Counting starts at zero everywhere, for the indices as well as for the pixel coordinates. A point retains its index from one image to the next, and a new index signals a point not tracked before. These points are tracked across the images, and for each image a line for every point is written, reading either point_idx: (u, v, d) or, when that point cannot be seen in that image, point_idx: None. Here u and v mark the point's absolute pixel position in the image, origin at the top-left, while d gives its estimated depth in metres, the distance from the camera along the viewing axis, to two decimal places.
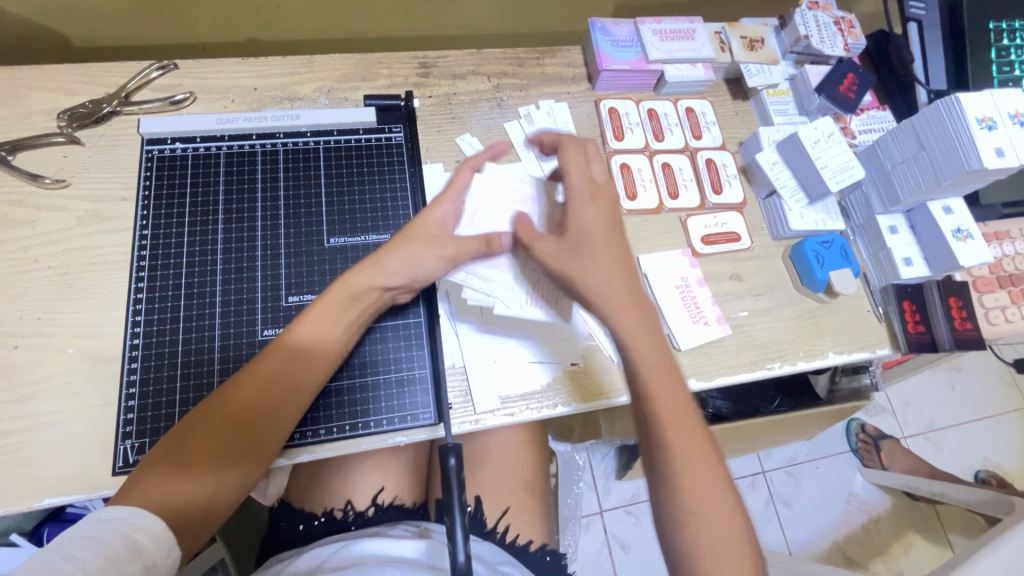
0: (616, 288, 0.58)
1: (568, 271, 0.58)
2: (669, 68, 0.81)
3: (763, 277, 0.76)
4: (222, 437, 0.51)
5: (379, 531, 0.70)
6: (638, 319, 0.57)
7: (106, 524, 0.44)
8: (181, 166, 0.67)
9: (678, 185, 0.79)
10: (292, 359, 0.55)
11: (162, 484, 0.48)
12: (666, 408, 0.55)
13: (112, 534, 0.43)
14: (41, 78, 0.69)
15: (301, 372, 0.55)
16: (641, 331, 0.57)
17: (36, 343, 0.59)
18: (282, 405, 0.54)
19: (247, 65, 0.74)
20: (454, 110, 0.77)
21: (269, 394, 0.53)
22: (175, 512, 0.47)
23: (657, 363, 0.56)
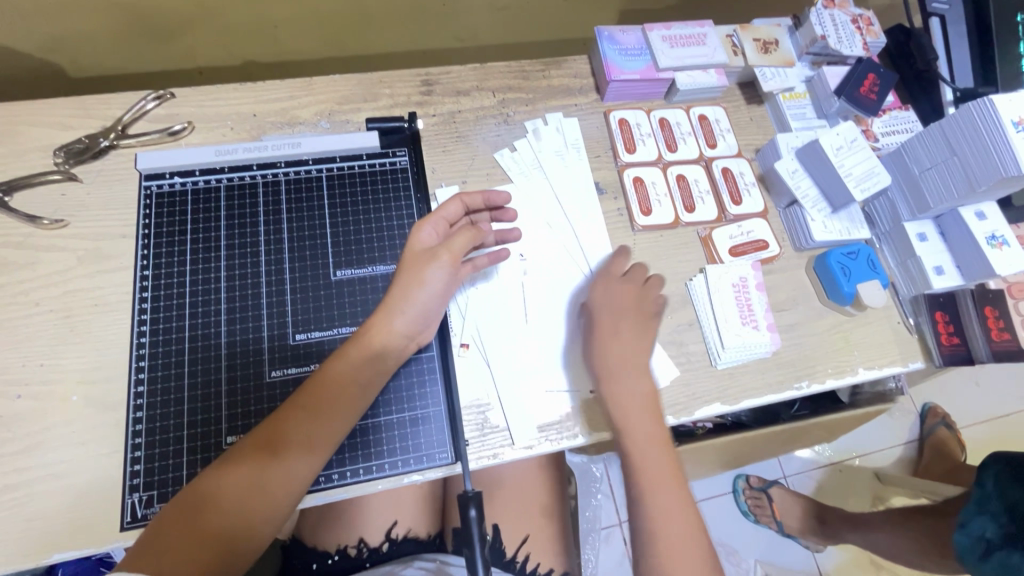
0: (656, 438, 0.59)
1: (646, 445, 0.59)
2: (681, 75, 0.78)
3: (787, 291, 0.73)
4: (259, 453, 0.50)
5: (389, 573, 0.70)
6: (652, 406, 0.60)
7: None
8: (182, 200, 0.65)
9: (693, 198, 0.76)
10: (332, 384, 0.54)
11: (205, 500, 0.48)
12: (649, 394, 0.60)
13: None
14: (36, 114, 0.68)
15: (338, 396, 0.54)
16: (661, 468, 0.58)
17: (40, 392, 0.57)
18: (319, 432, 0.52)
19: (246, 90, 0.72)
20: (459, 128, 0.75)
21: (305, 416, 0.52)
22: (205, 531, 0.47)
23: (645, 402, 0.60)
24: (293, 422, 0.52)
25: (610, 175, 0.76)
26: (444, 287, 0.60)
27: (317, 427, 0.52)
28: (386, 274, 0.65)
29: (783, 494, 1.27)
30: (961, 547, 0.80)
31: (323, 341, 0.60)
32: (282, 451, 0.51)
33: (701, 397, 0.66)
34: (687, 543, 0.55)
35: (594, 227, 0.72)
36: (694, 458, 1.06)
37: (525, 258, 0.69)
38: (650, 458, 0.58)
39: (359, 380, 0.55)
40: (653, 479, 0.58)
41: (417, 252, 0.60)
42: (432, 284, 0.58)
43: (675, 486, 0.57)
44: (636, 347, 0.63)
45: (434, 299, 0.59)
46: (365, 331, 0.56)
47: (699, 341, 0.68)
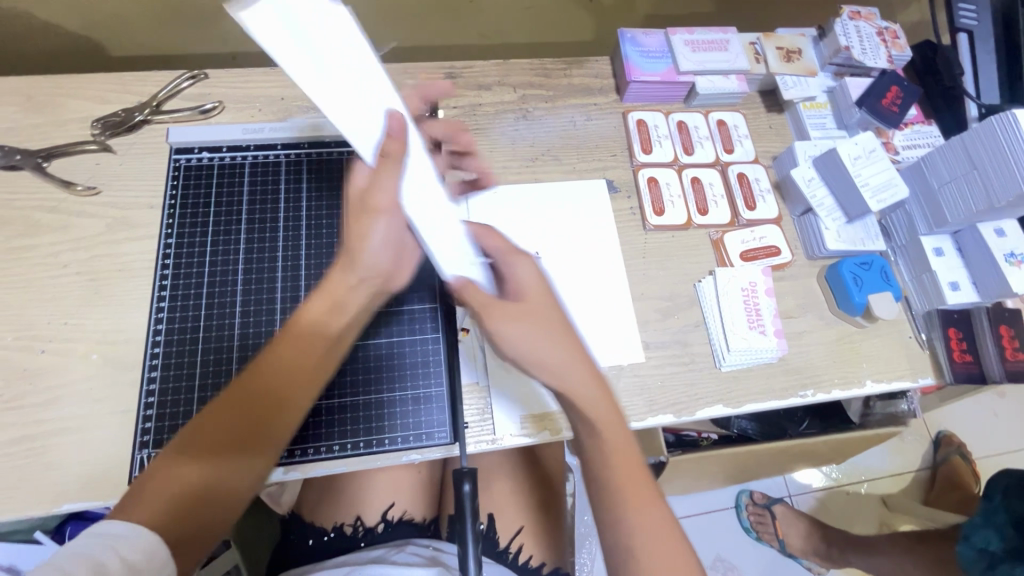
0: (612, 432, 0.51)
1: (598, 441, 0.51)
2: (701, 79, 0.78)
3: (796, 299, 0.72)
4: (225, 436, 0.46)
5: (380, 558, 0.69)
6: (601, 390, 0.52)
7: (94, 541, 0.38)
8: (208, 174, 0.67)
9: (707, 201, 0.76)
10: (293, 345, 0.50)
11: (166, 482, 0.43)
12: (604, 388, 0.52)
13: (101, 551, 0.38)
14: (78, 87, 0.71)
15: (303, 358, 0.50)
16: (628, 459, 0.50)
17: (63, 348, 0.60)
18: (286, 393, 0.49)
19: (276, 74, 0.75)
20: (479, 121, 0.76)
21: (270, 379, 0.49)
22: (176, 510, 0.42)
23: (591, 392, 0.52)
24: (254, 387, 0.48)
25: (625, 175, 0.77)
26: (388, 236, 0.48)
27: (282, 391, 0.49)
28: None
29: (787, 512, 1.25)
30: (965, 561, 0.89)
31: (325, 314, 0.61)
32: (250, 419, 0.47)
33: (703, 398, 0.66)
34: (667, 547, 0.48)
35: (604, 224, 0.73)
36: (695, 468, 1.04)
37: (538, 251, 0.70)
38: (618, 462, 0.50)
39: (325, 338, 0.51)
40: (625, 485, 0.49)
41: (354, 201, 0.46)
42: (378, 234, 0.47)
43: (650, 490, 0.50)
44: (555, 343, 0.51)
45: (391, 248, 0.50)
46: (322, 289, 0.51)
47: (704, 342, 0.68)
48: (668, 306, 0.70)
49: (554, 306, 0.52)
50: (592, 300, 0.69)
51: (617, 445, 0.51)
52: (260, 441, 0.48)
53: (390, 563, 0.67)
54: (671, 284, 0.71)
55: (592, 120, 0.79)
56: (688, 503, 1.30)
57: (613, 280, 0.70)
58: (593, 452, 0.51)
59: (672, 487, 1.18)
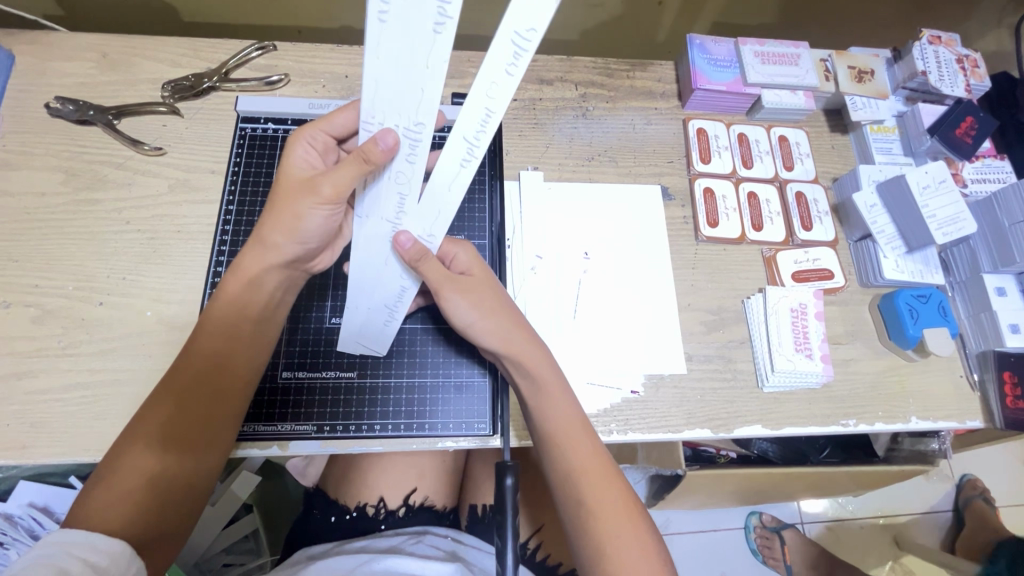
0: (569, 429, 0.54)
1: (562, 452, 0.53)
2: (767, 92, 0.76)
3: (845, 325, 0.71)
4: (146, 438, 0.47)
5: (399, 546, 0.69)
6: (559, 395, 0.54)
7: (37, 548, 0.39)
8: (271, 146, 0.68)
9: (763, 217, 0.74)
10: (207, 345, 0.51)
11: (122, 480, 0.45)
12: (569, 404, 0.55)
13: (64, 557, 0.39)
14: (151, 48, 0.73)
15: (225, 357, 0.51)
16: (593, 464, 0.53)
17: (119, 302, 0.61)
18: (229, 386, 0.51)
19: (342, 52, 0.75)
20: (538, 115, 0.76)
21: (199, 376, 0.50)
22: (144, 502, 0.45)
23: (552, 394, 0.54)
24: (185, 390, 0.49)
25: (680, 183, 0.75)
26: (325, 226, 0.50)
27: (228, 391, 0.51)
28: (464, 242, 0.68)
29: (796, 537, 1.22)
30: None
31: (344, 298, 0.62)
32: (196, 416, 0.49)
33: (743, 416, 0.65)
34: (625, 523, 0.50)
35: (654, 231, 0.72)
36: (711, 486, 1.00)
37: (586, 252, 0.70)
38: (584, 474, 0.52)
39: (236, 334, 0.52)
40: (591, 493, 0.51)
41: (286, 192, 0.49)
42: (318, 220, 0.49)
43: (623, 502, 0.51)
44: (493, 312, 0.54)
45: (314, 235, 0.51)
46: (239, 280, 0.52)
47: (749, 360, 0.67)
48: (713, 319, 0.69)
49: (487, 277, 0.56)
50: (637, 306, 0.68)
51: (563, 424, 0.54)
52: (212, 434, 0.49)
53: (408, 553, 0.67)
54: (718, 298, 0.70)
55: (652, 124, 0.78)
56: (697, 519, 1.28)
57: (659, 289, 0.69)
58: (558, 463, 0.53)
59: (685, 501, 1.17)
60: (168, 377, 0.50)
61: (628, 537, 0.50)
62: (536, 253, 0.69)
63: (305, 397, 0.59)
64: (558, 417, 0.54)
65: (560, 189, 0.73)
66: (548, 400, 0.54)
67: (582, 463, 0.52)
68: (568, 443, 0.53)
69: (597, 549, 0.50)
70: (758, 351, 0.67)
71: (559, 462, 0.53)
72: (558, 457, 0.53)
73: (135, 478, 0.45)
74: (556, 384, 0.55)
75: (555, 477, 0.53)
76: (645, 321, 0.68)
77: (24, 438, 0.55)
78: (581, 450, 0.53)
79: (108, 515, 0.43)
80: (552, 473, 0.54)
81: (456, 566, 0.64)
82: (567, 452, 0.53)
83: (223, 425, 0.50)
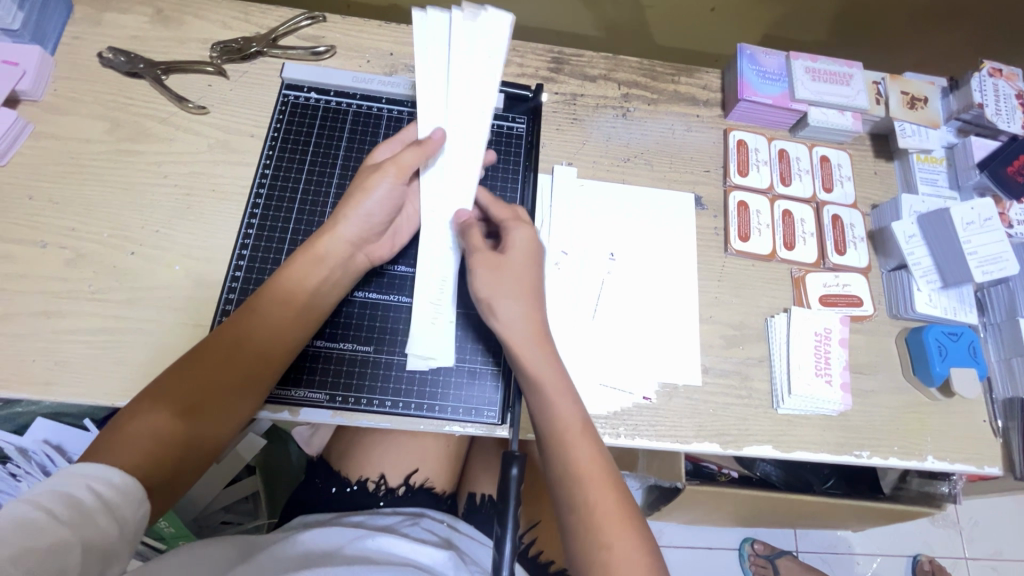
0: (572, 424, 0.53)
1: (560, 449, 0.53)
2: (814, 110, 0.75)
3: (870, 355, 0.69)
4: (172, 402, 0.48)
5: (394, 526, 0.69)
6: (562, 390, 0.54)
7: (53, 474, 0.41)
8: (312, 116, 0.69)
9: (796, 236, 0.73)
10: (267, 305, 0.54)
11: (144, 427, 0.47)
12: (574, 404, 0.54)
13: (76, 487, 0.41)
14: (204, 9, 0.74)
15: (281, 321, 0.54)
16: (592, 464, 0.52)
17: (150, 254, 0.62)
18: (277, 352, 0.54)
19: (389, 30, 0.75)
20: (577, 111, 0.76)
21: (253, 335, 0.53)
22: (172, 453, 0.47)
23: (557, 389, 0.54)
24: (224, 357, 0.51)
25: (715, 193, 0.74)
26: (388, 201, 0.58)
27: (258, 370, 0.53)
28: None
29: (791, 566, 1.20)
30: None
31: (371, 276, 0.63)
32: (240, 373, 0.52)
33: (754, 435, 0.64)
34: (619, 530, 0.50)
35: (682, 239, 0.71)
36: (711, 504, 0.99)
37: (612, 253, 0.69)
38: (583, 472, 0.52)
39: (298, 303, 0.55)
40: (588, 491, 0.51)
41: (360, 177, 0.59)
42: (378, 197, 0.57)
43: (619, 505, 0.51)
44: (515, 296, 0.55)
45: (378, 212, 0.58)
46: (309, 248, 0.56)
47: (765, 380, 0.66)
48: (734, 335, 0.68)
49: (514, 265, 0.56)
50: (658, 312, 0.67)
51: (565, 423, 0.53)
52: (233, 406, 0.51)
53: (402, 534, 0.67)
54: (742, 314, 0.69)
55: (691, 131, 0.77)
56: (690, 535, 1.27)
57: (681, 298, 0.68)
58: (556, 460, 0.53)
59: (680, 515, 1.16)
60: (215, 337, 0.52)
61: (623, 540, 0.49)
62: (561, 248, 0.68)
63: (320, 365, 0.60)
64: (561, 412, 0.53)
65: (593, 187, 0.72)
66: (553, 392, 0.54)
67: (580, 461, 0.52)
68: (567, 441, 0.53)
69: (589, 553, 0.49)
70: (778, 371, 0.66)
71: (557, 459, 0.53)
72: (556, 455, 0.53)
73: (163, 426, 0.47)
74: (560, 379, 0.55)
75: (555, 476, 0.53)
76: (665, 329, 0.67)
77: (49, 376, 0.57)
78: (583, 447, 0.53)
79: (118, 461, 0.45)
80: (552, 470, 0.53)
81: (449, 553, 0.64)
82: (566, 449, 0.52)
83: (267, 384, 0.54)
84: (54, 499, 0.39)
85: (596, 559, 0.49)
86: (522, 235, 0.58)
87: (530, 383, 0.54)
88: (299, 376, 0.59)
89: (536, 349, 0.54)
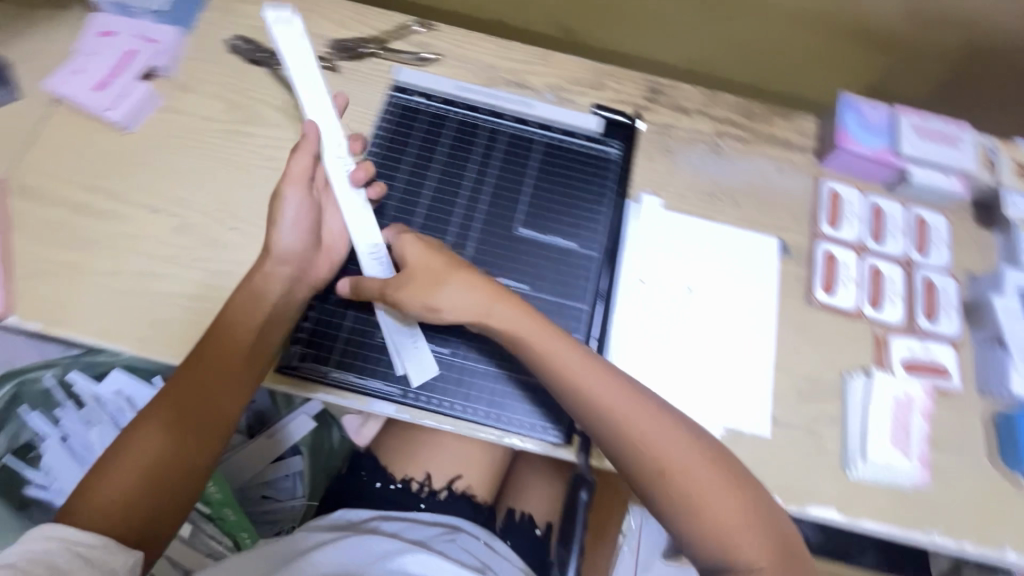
0: (631, 416, 0.55)
1: (628, 443, 0.54)
2: (918, 169, 0.73)
3: (952, 431, 0.65)
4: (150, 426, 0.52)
5: (432, 542, 0.69)
6: (606, 384, 0.56)
7: (23, 541, 0.44)
8: (416, 119, 0.71)
9: (883, 294, 0.70)
10: (223, 325, 0.56)
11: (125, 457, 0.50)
12: (618, 394, 0.55)
13: (55, 551, 0.44)
14: (325, 7, 0.78)
15: (241, 331, 0.56)
16: (665, 437, 0.54)
17: (249, 232, 0.66)
18: (237, 366, 0.56)
19: (494, 44, 0.78)
20: (668, 142, 0.75)
21: (216, 353, 0.55)
22: (170, 466, 0.51)
23: (602, 385, 0.56)
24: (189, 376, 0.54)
25: (801, 241, 0.72)
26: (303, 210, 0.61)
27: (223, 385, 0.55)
28: (584, 250, 0.68)
29: None
30: None
31: None
32: (213, 387, 0.54)
33: (820, 497, 0.61)
34: (717, 478, 0.53)
35: (762, 282, 0.70)
36: None
37: (689, 287, 0.68)
38: (663, 446, 0.54)
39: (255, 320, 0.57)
40: (672, 465, 0.53)
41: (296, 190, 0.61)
42: (292, 212, 0.60)
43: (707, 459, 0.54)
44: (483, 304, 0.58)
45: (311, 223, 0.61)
46: (256, 271, 0.58)
47: (837, 441, 0.63)
48: (808, 389, 0.65)
49: (434, 275, 0.58)
50: (731, 354, 0.66)
51: (626, 420, 0.55)
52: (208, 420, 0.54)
53: (440, 551, 0.67)
54: (818, 369, 0.66)
55: (783, 176, 0.76)
56: None
57: (755, 343, 0.67)
58: (628, 452, 0.54)
59: None
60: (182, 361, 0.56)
61: (721, 489, 0.53)
62: (639, 276, 0.68)
63: (397, 360, 0.61)
64: (614, 406, 0.55)
65: (677, 220, 0.71)
66: (601, 394, 0.55)
67: (653, 443, 0.54)
68: (633, 432, 0.54)
69: (698, 529, 0.52)
70: (851, 433, 0.63)
71: (632, 451, 0.54)
72: (626, 450, 0.54)
73: (161, 441, 0.51)
74: (598, 382, 0.56)
75: (631, 465, 0.55)
76: (737, 372, 0.65)
77: (145, 334, 0.60)
78: (652, 424, 0.55)
79: (104, 491, 0.49)
80: (629, 465, 0.55)
81: None
82: (631, 438, 0.54)
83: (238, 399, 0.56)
84: (40, 558, 0.43)
85: (701, 516, 0.52)
86: (411, 241, 0.60)
87: (574, 391, 0.56)
88: (376, 367, 0.61)
89: (568, 349, 0.57)
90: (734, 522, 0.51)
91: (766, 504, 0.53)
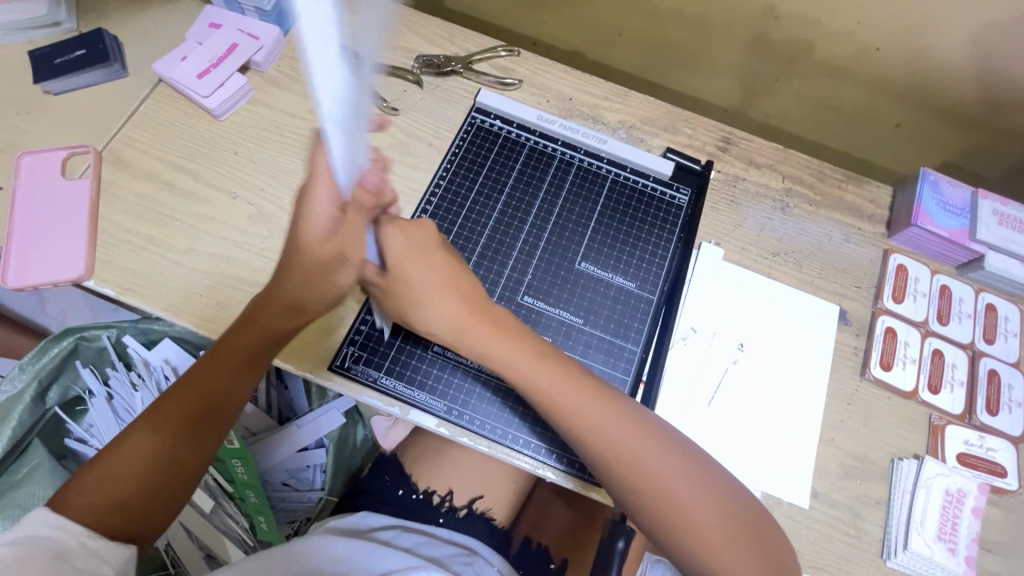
0: (634, 452, 0.54)
1: (630, 478, 0.54)
2: (993, 255, 0.70)
3: (1003, 533, 0.62)
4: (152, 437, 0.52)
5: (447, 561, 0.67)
6: (606, 415, 0.54)
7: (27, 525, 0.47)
8: (491, 142, 0.73)
9: (943, 381, 0.68)
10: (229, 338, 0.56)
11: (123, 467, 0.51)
12: (617, 427, 0.54)
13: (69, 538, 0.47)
14: (416, 22, 0.80)
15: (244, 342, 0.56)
16: (666, 466, 0.54)
17: None
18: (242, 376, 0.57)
19: (574, 76, 0.79)
20: (736, 194, 0.75)
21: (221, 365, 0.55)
22: (173, 454, 0.53)
23: (600, 418, 0.54)
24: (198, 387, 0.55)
25: (862, 312, 0.71)
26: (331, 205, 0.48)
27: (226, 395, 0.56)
28: (641, 291, 0.68)
29: None
30: None
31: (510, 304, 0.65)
32: (216, 401, 0.55)
33: None
34: (714, 509, 0.53)
35: (816, 349, 0.68)
36: None
37: (741, 344, 0.67)
38: (663, 473, 0.54)
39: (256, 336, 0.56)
40: (673, 496, 0.53)
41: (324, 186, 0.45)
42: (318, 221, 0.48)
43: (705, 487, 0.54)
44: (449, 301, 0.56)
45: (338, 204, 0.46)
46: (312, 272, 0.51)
47: (879, 525, 0.61)
48: (854, 466, 0.63)
49: (418, 287, 0.56)
50: (777, 418, 0.64)
51: (638, 458, 0.54)
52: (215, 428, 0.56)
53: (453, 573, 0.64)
54: (867, 447, 0.64)
55: (849, 243, 0.74)
56: None
57: (803, 409, 0.65)
58: (629, 487, 0.54)
59: None
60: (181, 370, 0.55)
61: (720, 516, 0.53)
62: (691, 325, 0.67)
63: (446, 376, 0.62)
64: (616, 440, 0.54)
65: (737, 274, 0.71)
66: (602, 433, 0.54)
67: (656, 476, 0.53)
68: (635, 465, 0.53)
69: (708, 561, 0.52)
70: (893, 519, 0.61)
71: (635, 487, 0.54)
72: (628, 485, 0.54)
73: (162, 447, 0.52)
74: (598, 416, 0.54)
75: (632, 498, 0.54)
76: (781, 438, 0.64)
77: (210, 315, 0.63)
78: (649, 450, 0.54)
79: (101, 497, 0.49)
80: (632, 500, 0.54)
81: None
82: (633, 471, 0.53)
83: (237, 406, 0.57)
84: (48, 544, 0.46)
85: (700, 546, 0.52)
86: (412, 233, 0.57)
87: (574, 425, 0.55)
88: (425, 381, 0.61)
89: (564, 378, 0.55)
90: (733, 549, 0.52)
91: (762, 527, 0.54)
